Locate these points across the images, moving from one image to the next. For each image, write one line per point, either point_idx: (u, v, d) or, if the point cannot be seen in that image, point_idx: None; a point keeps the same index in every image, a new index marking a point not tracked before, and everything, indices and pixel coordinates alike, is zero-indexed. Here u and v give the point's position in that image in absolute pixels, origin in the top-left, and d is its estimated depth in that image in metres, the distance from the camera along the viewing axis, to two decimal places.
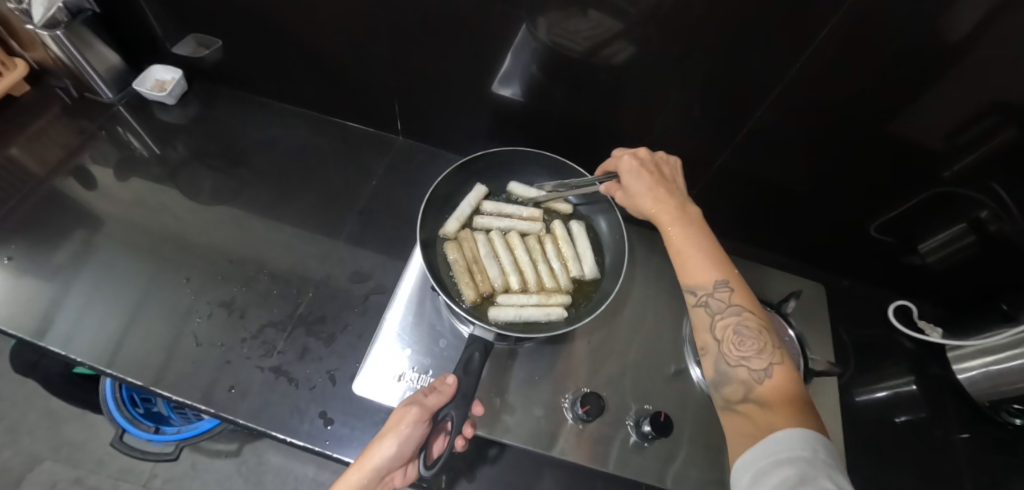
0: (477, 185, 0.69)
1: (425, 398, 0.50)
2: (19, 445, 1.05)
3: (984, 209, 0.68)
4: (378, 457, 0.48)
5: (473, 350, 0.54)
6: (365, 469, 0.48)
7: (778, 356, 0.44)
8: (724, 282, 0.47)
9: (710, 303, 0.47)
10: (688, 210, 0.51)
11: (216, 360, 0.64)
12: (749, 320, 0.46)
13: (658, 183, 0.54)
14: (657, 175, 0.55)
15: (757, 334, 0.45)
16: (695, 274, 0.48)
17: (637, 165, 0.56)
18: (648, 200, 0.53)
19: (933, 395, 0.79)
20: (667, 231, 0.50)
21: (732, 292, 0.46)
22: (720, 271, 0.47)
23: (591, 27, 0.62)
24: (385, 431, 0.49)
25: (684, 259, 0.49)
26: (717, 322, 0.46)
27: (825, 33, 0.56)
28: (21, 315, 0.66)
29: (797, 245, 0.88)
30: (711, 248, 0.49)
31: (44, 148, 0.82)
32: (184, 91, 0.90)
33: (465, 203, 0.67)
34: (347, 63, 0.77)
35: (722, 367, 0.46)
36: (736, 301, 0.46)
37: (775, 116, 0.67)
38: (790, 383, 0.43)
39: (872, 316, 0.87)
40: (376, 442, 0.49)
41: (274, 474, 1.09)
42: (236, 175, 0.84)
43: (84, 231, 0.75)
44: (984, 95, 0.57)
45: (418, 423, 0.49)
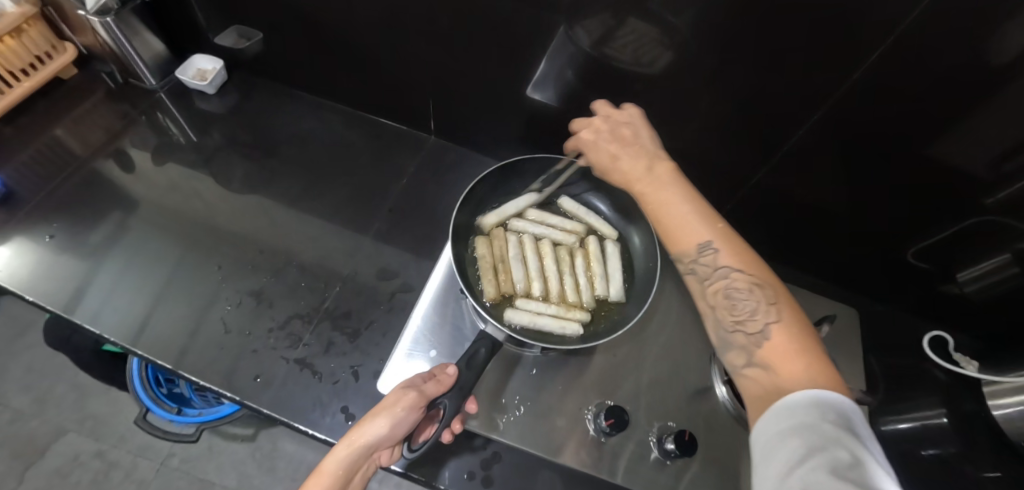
0: (526, 189, 0.68)
1: (423, 385, 0.49)
2: (45, 416, 1.08)
3: None
4: (371, 435, 0.45)
5: (479, 346, 0.54)
6: (355, 446, 0.45)
7: (775, 313, 0.42)
8: (706, 244, 0.45)
9: (696, 269, 0.46)
10: (657, 173, 0.49)
11: (243, 347, 0.65)
12: (738, 280, 0.44)
13: (625, 147, 0.52)
14: (625, 137, 0.53)
15: (749, 293, 0.43)
16: (678, 243, 0.47)
17: (599, 137, 0.55)
18: (618, 168, 0.52)
19: (965, 430, 0.76)
20: (644, 202, 0.49)
21: (718, 252, 0.45)
22: (700, 234, 0.46)
23: (633, 36, 0.61)
24: (378, 407, 0.47)
25: (667, 226, 0.47)
26: (709, 287, 0.45)
27: (876, 52, 0.54)
28: (57, 291, 0.68)
29: (830, 267, 0.86)
30: (690, 207, 0.47)
31: (88, 130, 0.85)
32: (223, 81, 0.91)
33: (511, 202, 0.66)
34: (385, 61, 0.78)
35: (722, 333, 0.45)
36: (723, 261, 0.44)
37: (817, 134, 0.65)
38: (789, 337, 0.41)
39: (903, 344, 0.85)
40: (369, 417, 0.46)
41: (287, 461, 1.10)
42: (270, 166, 0.85)
43: (122, 213, 0.77)
44: None
45: (415, 406, 0.47)
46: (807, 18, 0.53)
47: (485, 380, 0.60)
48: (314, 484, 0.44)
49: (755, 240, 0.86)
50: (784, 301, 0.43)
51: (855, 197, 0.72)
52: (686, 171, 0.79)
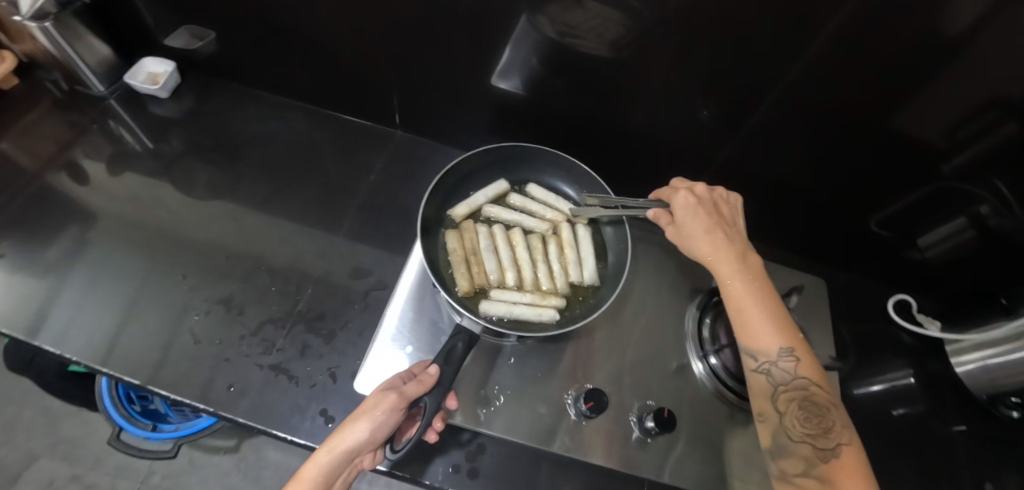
0: (499, 180, 0.68)
1: (403, 386, 0.48)
2: (15, 443, 1.04)
3: (984, 204, 0.68)
4: (351, 440, 0.45)
5: (456, 340, 0.53)
6: (336, 452, 0.44)
7: (844, 435, 0.46)
8: (789, 353, 0.48)
9: (773, 372, 0.48)
10: (747, 264, 0.52)
11: (215, 357, 0.64)
12: (816, 396, 0.47)
13: (716, 226, 0.54)
14: (716, 217, 0.54)
15: (823, 411, 0.47)
16: (758, 341, 0.49)
17: (695, 205, 0.54)
18: (705, 245, 0.53)
19: (931, 389, 0.80)
20: (727, 287, 0.51)
21: (799, 364, 0.48)
22: (786, 341, 0.48)
23: (592, 18, 0.61)
24: (360, 412, 0.46)
25: (750, 321, 0.49)
26: (780, 393, 0.48)
27: (830, 25, 0.55)
28: (13, 313, 0.65)
29: (797, 240, 0.88)
30: (776, 314, 0.49)
31: (35, 143, 0.81)
32: (177, 84, 0.88)
33: (481, 192, 0.66)
34: (344, 55, 0.76)
35: (782, 439, 0.48)
36: (803, 373, 0.47)
37: (778, 110, 0.66)
38: (855, 461, 0.45)
39: (870, 310, 0.87)
40: (351, 423, 0.46)
41: (274, 470, 1.09)
42: (232, 170, 0.82)
43: (77, 228, 0.73)
44: (985, 89, 0.57)
45: (396, 409, 0.46)
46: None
47: (466, 374, 0.59)
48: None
49: None
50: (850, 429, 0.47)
51: (818, 170, 0.74)
52: (655, 153, 0.80)
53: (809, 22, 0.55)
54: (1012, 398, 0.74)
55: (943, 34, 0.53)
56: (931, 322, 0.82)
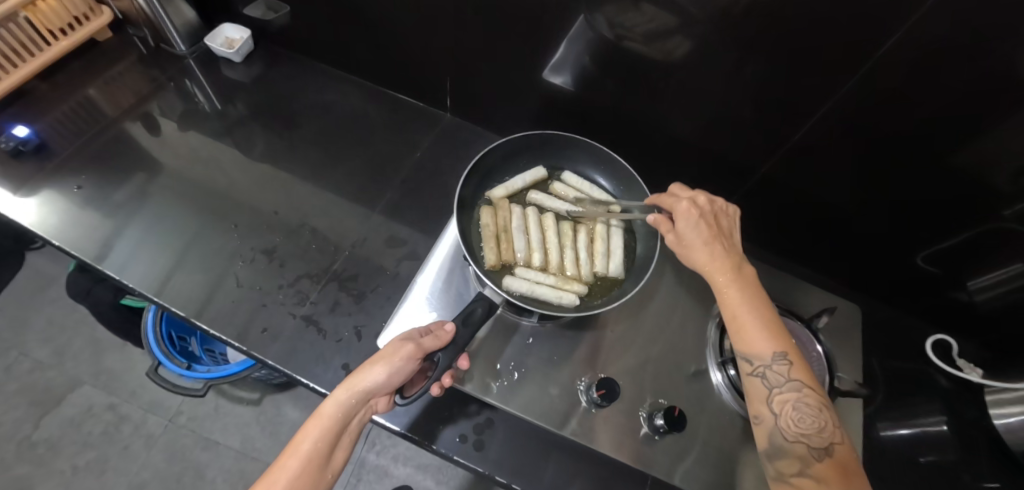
0: (537, 166, 0.69)
1: (421, 339, 0.50)
2: (63, 367, 1.12)
3: None
4: (370, 381, 0.47)
5: (476, 305, 0.55)
6: (354, 390, 0.47)
7: (836, 434, 0.46)
8: (782, 356, 0.47)
9: (767, 375, 0.47)
10: (742, 272, 0.51)
11: (254, 301, 0.68)
12: (809, 397, 0.46)
13: (715, 237, 0.53)
14: (714, 228, 0.54)
15: (817, 411, 0.46)
16: (753, 346, 0.48)
17: (697, 215, 0.54)
18: (701, 254, 0.52)
19: (964, 438, 0.76)
20: (723, 294, 0.50)
21: (792, 367, 0.47)
22: (780, 344, 0.47)
23: (647, 21, 0.62)
24: (378, 357, 0.49)
25: (743, 326, 0.49)
26: (774, 396, 0.47)
27: (891, 44, 0.54)
28: (85, 241, 0.72)
29: (836, 265, 0.85)
30: (768, 319, 0.49)
31: (118, 92, 0.88)
32: (249, 51, 0.94)
33: (520, 176, 0.68)
34: (405, 37, 0.80)
35: (777, 440, 0.47)
36: (796, 376, 0.47)
37: (826, 128, 0.65)
38: (846, 459, 0.45)
39: (906, 347, 0.84)
40: (368, 365, 0.48)
41: (290, 426, 1.13)
42: (289, 136, 0.87)
43: (146, 173, 0.80)
44: None
45: (411, 356, 0.48)
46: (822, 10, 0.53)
47: (482, 347, 0.61)
48: (313, 426, 0.46)
49: (762, 232, 0.87)
50: (841, 428, 0.47)
51: (865, 194, 0.72)
52: (695, 161, 0.80)
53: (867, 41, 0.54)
54: None
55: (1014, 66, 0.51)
56: (973, 369, 0.76)
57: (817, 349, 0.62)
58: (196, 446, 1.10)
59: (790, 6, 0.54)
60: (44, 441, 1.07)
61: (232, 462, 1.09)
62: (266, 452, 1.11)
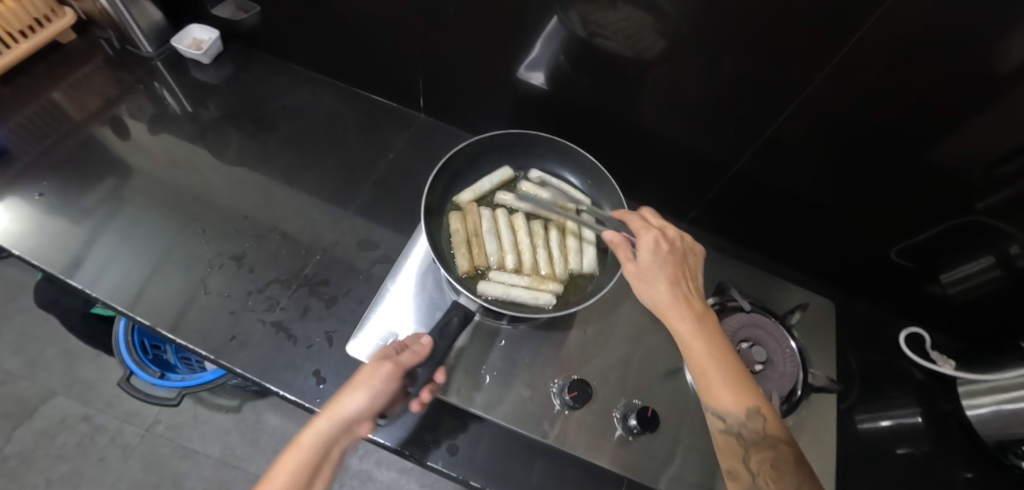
0: (505, 166, 0.69)
1: (398, 356, 0.52)
2: (35, 378, 1.10)
3: (1014, 244, 0.66)
4: (352, 408, 0.48)
5: (452, 315, 0.58)
6: (337, 419, 0.47)
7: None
8: (756, 411, 0.45)
9: (741, 433, 0.45)
10: (708, 321, 0.49)
11: (222, 308, 0.66)
12: (785, 453, 0.44)
13: (681, 280, 0.51)
14: (679, 270, 0.52)
15: (793, 467, 0.44)
16: (725, 402, 0.46)
17: (664, 254, 0.53)
18: (666, 298, 0.50)
19: (937, 429, 0.77)
20: (690, 346, 0.48)
21: (766, 422, 0.45)
22: (752, 399, 0.46)
23: (621, 20, 0.61)
24: (360, 378, 0.50)
25: (711, 380, 0.46)
26: (751, 455, 0.45)
27: (857, 38, 0.54)
28: (48, 249, 0.70)
29: (810, 260, 0.86)
30: (737, 371, 0.47)
31: (84, 95, 0.86)
32: (219, 52, 0.92)
33: (487, 179, 0.67)
34: (377, 37, 0.78)
35: None
36: (771, 431, 0.45)
37: (798, 124, 0.65)
38: None
39: (882, 340, 0.85)
40: (352, 389, 0.49)
41: (271, 433, 1.12)
42: (262, 138, 0.86)
43: (114, 178, 0.78)
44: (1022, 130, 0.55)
45: (393, 370, 0.51)
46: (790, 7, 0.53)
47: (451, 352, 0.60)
48: (291, 457, 0.44)
49: (738, 231, 0.87)
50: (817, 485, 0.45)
51: (839, 190, 0.72)
52: (670, 160, 0.79)
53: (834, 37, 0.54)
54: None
55: (976, 61, 0.51)
56: (945, 361, 0.79)
57: (790, 345, 0.62)
58: (174, 456, 1.08)
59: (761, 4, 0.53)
60: (16, 454, 1.04)
61: (212, 471, 1.07)
62: (247, 459, 1.09)
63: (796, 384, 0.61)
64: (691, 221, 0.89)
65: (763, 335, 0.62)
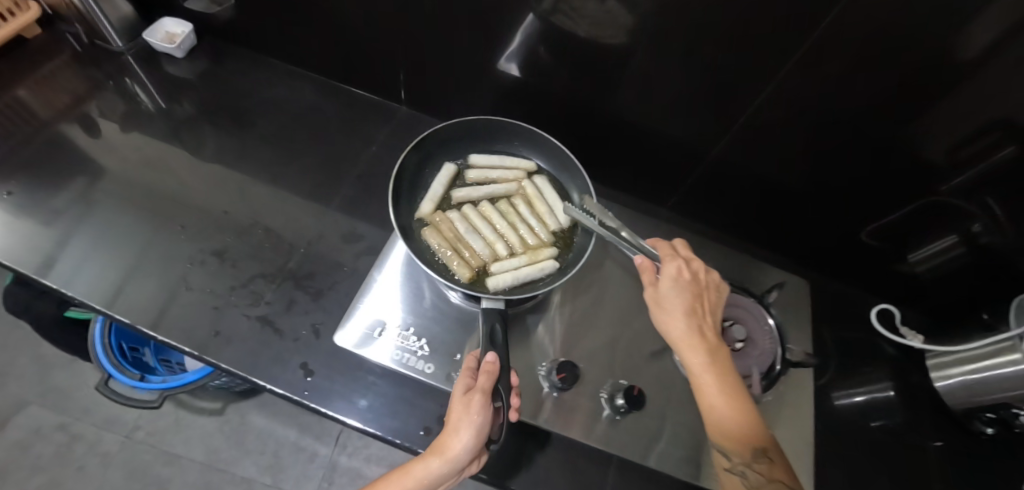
0: (445, 165, 0.68)
1: (477, 383, 0.50)
2: (5, 387, 1.06)
3: (976, 222, 0.69)
4: (461, 449, 0.48)
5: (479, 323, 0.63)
6: (447, 460, 0.48)
7: None
8: (762, 453, 0.46)
9: (747, 474, 0.46)
10: (721, 358, 0.49)
11: (204, 304, 0.66)
12: None
13: (698, 313, 0.51)
14: (699, 303, 0.52)
15: None
16: (731, 440, 0.46)
17: (685, 284, 0.52)
18: (681, 331, 0.50)
19: (909, 401, 0.80)
20: (700, 382, 0.48)
21: (772, 465, 0.45)
22: (758, 440, 0.46)
23: (599, 10, 0.62)
24: (458, 423, 0.49)
25: (719, 417, 0.47)
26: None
27: (826, 24, 0.55)
28: (16, 248, 0.67)
29: (786, 243, 0.88)
30: (747, 412, 0.47)
31: (51, 93, 0.83)
32: (192, 45, 0.90)
33: (435, 184, 0.66)
34: (356, 28, 0.78)
35: None
36: (776, 475, 0.45)
37: (772, 108, 0.67)
38: None
39: (855, 318, 0.88)
40: (452, 435, 0.49)
41: (256, 434, 1.11)
42: (240, 133, 0.85)
43: (88, 178, 0.76)
44: (983, 110, 0.57)
45: (486, 412, 0.49)
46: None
47: (439, 340, 0.61)
48: (400, 481, 0.50)
49: (717, 217, 0.89)
50: None
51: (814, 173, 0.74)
52: (649, 149, 0.81)
53: (807, 26, 0.56)
54: (987, 414, 0.74)
55: (940, 49, 0.54)
56: (914, 335, 0.82)
57: (770, 322, 0.65)
58: (157, 462, 1.05)
59: None
60: None
61: (197, 475, 1.05)
62: (233, 462, 1.08)
63: (776, 359, 0.63)
64: (670, 208, 0.91)
65: (744, 314, 0.64)
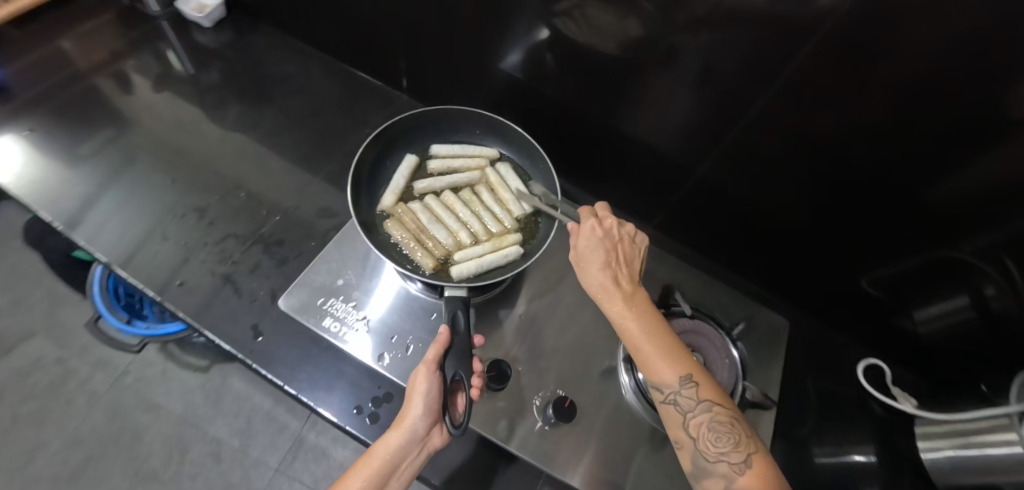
0: (405, 159, 0.72)
1: (428, 356, 0.53)
2: (19, 316, 1.16)
3: (989, 285, 0.61)
4: (413, 419, 0.51)
5: (431, 312, 0.66)
6: (402, 429, 0.52)
7: (751, 444, 0.46)
8: (689, 379, 0.48)
9: (679, 401, 0.48)
10: (638, 300, 0.52)
11: (176, 255, 0.71)
12: (720, 414, 0.47)
13: (614, 262, 0.53)
14: (616, 253, 0.54)
15: (729, 427, 0.46)
16: (659, 374, 0.48)
17: (600, 238, 0.54)
18: (599, 280, 0.53)
19: (892, 471, 0.72)
20: (621, 326, 0.50)
21: (699, 388, 0.48)
22: (683, 369, 0.48)
23: (577, 26, 0.62)
24: (412, 391, 0.52)
25: (644, 354, 0.49)
26: (689, 421, 0.47)
27: (807, 51, 0.50)
28: (25, 178, 0.74)
29: (776, 280, 0.84)
30: (670, 344, 0.50)
31: (91, 46, 0.89)
32: (221, 17, 0.95)
33: (397, 178, 0.70)
34: (362, 15, 0.80)
35: (700, 461, 0.47)
36: (705, 396, 0.47)
37: (758, 137, 0.62)
38: (768, 473, 0.45)
39: (838, 369, 0.82)
40: (408, 404, 0.52)
41: (233, 398, 1.17)
42: (247, 103, 0.89)
43: (113, 130, 0.81)
44: (1000, 158, 0.49)
45: (434, 376, 0.52)
46: (758, 24, 0.50)
47: (380, 316, 0.64)
48: (366, 465, 0.51)
49: (707, 244, 0.85)
50: (756, 436, 0.47)
51: (810, 211, 0.68)
52: (634, 166, 0.79)
53: (804, 56, 0.51)
54: None
55: (940, 92, 0.48)
56: (907, 398, 0.74)
57: (733, 353, 0.62)
58: (138, 408, 1.13)
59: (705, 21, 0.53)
60: None
61: (171, 427, 1.12)
62: (207, 418, 1.14)
63: (732, 394, 0.59)
64: (656, 226, 0.88)
65: (699, 340, 0.62)
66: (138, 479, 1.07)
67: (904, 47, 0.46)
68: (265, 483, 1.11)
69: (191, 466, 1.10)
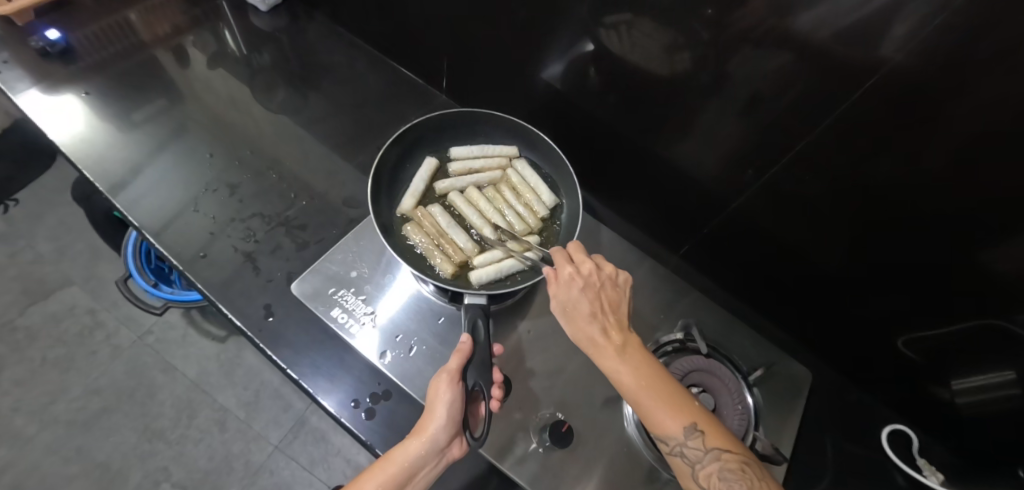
0: (426, 160, 0.72)
1: (449, 365, 0.52)
2: (61, 265, 1.22)
3: None
4: (437, 424, 0.49)
5: (438, 316, 0.66)
6: (422, 436, 0.49)
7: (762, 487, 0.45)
8: (694, 429, 0.46)
9: (685, 453, 0.46)
10: (631, 351, 0.48)
11: (203, 227, 0.73)
12: (729, 461, 0.45)
13: (602, 311, 0.50)
14: (602, 302, 0.50)
15: (740, 474, 0.45)
16: (662, 426, 0.46)
17: (581, 287, 0.50)
18: (589, 331, 0.49)
19: None
20: (618, 381, 0.48)
21: (706, 436, 0.46)
22: (688, 417, 0.46)
23: (620, 44, 0.61)
24: (434, 401, 0.50)
25: (646, 408, 0.47)
26: (699, 472, 0.46)
27: (863, 90, 0.47)
28: (75, 136, 0.78)
29: (802, 326, 0.80)
30: (672, 394, 0.47)
31: (155, 20, 0.93)
32: (278, 2, 0.97)
33: (417, 180, 0.70)
34: (411, 12, 0.80)
35: None
36: (712, 444, 0.45)
37: (798, 177, 0.59)
38: None
39: (860, 428, 0.77)
40: (430, 414, 0.50)
41: (246, 370, 1.20)
42: (291, 87, 0.91)
43: (165, 100, 0.85)
44: None
45: (456, 387, 0.50)
46: (814, 59, 0.48)
47: (387, 312, 0.65)
48: (383, 470, 0.49)
49: (733, 281, 0.82)
50: (766, 479, 0.46)
51: (849, 260, 0.64)
52: (666, 190, 0.76)
53: (857, 99, 0.48)
54: None
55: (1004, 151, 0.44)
56: (933, 471, 0.69)
57: (749, 400, 0.65)
58: (155, 367, 1.17)
59: (754, 52, 0.51)
60: (25, 328, 1.16)
61: (182, 390, 1.16)
62: (216, 387, 1.17)
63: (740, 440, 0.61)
64: (683, 255, 0.86)
65: (707, 378, 0.64)
66: (146, 435, 1.11)
67: (972, 97, 0.42)
68: (264, 459, 1.13)
69: (197, 432, 1.13)
